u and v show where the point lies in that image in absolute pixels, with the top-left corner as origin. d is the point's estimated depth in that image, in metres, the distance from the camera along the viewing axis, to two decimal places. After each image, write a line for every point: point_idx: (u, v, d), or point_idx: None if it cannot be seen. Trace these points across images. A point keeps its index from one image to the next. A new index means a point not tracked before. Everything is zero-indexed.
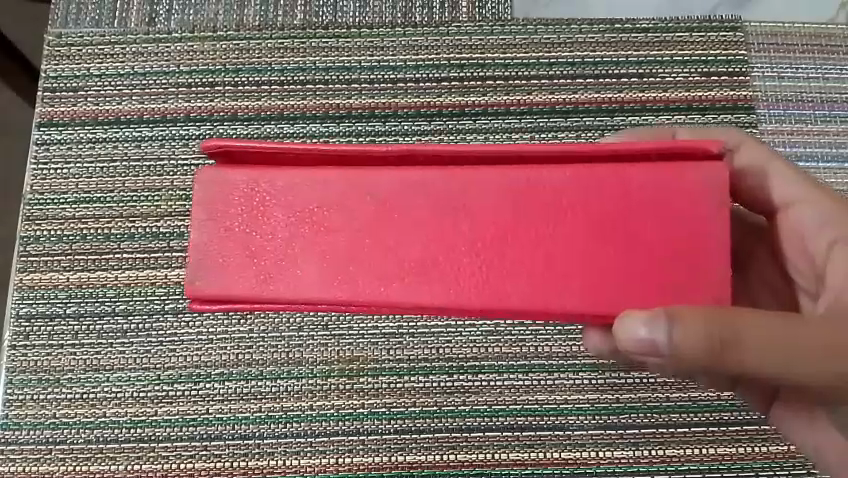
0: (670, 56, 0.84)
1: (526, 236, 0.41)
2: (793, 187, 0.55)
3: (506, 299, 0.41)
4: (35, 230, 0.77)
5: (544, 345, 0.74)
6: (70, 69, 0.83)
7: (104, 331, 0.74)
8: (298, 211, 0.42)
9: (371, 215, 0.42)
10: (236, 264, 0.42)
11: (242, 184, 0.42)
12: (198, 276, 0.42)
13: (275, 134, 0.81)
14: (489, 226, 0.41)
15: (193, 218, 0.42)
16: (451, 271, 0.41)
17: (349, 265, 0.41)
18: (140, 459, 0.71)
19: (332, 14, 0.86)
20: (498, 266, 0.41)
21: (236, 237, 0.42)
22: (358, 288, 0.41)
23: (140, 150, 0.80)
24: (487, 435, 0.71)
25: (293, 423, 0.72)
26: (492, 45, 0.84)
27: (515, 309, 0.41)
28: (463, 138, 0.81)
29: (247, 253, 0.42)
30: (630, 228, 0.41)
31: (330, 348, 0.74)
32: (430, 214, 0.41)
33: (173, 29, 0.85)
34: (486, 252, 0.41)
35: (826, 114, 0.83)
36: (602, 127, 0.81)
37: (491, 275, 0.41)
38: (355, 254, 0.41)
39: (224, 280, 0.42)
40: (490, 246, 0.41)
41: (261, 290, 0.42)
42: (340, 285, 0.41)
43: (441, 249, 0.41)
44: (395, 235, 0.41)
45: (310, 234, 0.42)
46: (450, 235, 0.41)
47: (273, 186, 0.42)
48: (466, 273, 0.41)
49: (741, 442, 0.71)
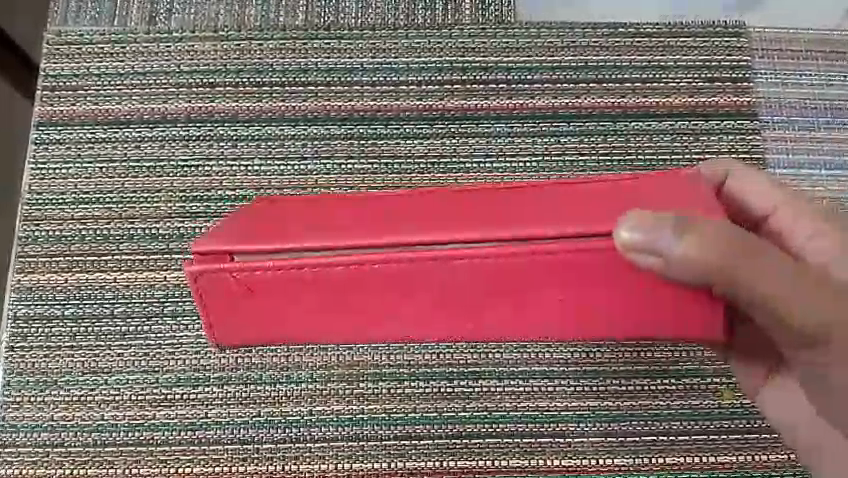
0: (674, 62, 0.83)
1: (537, 193, 0.43)
2: (772, 196, 0.57)
3: (542, 227, 0.40)
4: (34, 231, 0.77)
5: (544, 353, 0.73)
6: (69, 68, 0.82)
7: (103, 334, 0.74)
8: (326, 202, 0.44)
9: (393, 196, 0.43)
10: (251, 230, 0.41)
11: (271, 201, 0.45)
12: (229, 241, 0.41)
13: (276, 136, 0.80)
14: (503, 191, 0.43)
15: (226, 220, 0.43)
16: (481, 213, 0.41)
17: (378, 216, 0.41)
18: (138, 463, 0.70)
19: (334, 15, 0.85)
20: (507, 211, 0.41)
21: (254, 221, 0.42)
22: (366, 228, 0.40)
23: (140, 150, 0.79)
24: (487, 441, 0.71)
25: (292, 428, 0.71)
26: (495, 48, 0.84)
27: (556, 236, 0.40)
28: (465, 141, 0.80)
29: (276, 224, 0.42)
30: (639, 191, 0.42)
31: (329, 353, 0.73)
32: (452, 189, 0.44)
33: (173, 28, 0.84)
34: (506, 203, 0.42)
35: (830, 121, 0.83)
36: (605, 132, 0.81)
37: (525, 213, 0.41)
38: (374, 213, 0.42)
39: (227, 237, 0.41)
40: (508, 201, 0.42)
41: (266, 239, 0.40)
42: (372, 226, 0.41)
43: (467, 203, 0.42)
44: (419, 200, 0.43)
45: (337, 209, 0.43)
46: (474, 196, 0.42)
47: (295, 198, 0.45)
48: (497, 213, 0.41)
49: (741, 450, 0.71)
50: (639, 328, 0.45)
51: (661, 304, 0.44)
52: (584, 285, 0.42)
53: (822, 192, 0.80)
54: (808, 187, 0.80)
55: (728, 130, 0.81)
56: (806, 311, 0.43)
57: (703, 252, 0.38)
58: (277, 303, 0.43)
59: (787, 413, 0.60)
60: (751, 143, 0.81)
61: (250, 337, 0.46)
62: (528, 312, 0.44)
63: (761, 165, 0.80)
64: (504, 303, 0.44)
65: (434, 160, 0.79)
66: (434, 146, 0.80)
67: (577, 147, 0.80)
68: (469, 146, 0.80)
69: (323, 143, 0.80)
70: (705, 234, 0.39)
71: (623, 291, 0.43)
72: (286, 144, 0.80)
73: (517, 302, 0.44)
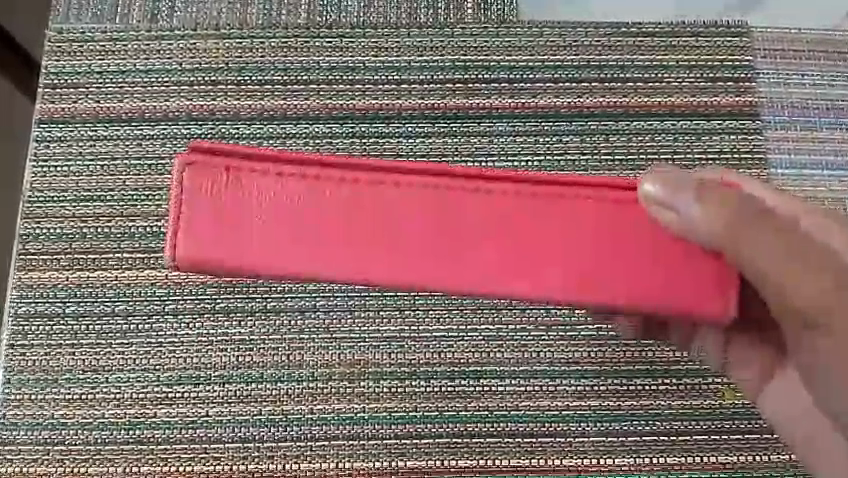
0: (675, 61, 0.83)
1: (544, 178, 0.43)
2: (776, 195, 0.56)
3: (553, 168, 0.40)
4: (34, 229, 0.76)
5: (545, 351, 0.73)
6: (71, 66, 0.82)
7: (104, 332, 0.74)
8: None
9: None
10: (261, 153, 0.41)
11: None
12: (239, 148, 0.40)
13: (277, 135, 0.80)
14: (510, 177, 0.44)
15: None
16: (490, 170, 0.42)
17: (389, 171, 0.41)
18: (139, 461, 0.70)
19: (336, 13, 0.85)
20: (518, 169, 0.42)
21: None
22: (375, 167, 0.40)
23: (141, 148, 0.79)
24: (488, 441, 0.71)
25: (293, 427, 0.71)
26: (497, 47, 0.84)
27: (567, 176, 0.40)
28: (467, 140, 0.80)
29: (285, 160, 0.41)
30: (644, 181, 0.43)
31: (330, 351, 0.73)
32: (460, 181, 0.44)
33: (175, 26, 0.84)
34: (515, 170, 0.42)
35: (831, 121, 0.83)
36: (606, 132, 0.81)
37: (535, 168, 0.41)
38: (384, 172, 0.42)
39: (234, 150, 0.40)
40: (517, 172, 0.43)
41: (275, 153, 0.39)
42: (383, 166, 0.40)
43: None
44: None
45: None
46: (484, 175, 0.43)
47: None
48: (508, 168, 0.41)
49: (742, 450, 0.71)
50: (642, 292, 0.40)
51: (668, 258, 0.40)
52: (591, 222, 0.40)
53: (823, 192, 0.80)
54: (809, 188, 0.80)
55: (730, 130, 0.81)
56: (805, 290, 0.43)
57: (717, 227, 0.40)
58: (249, 205, 0.39)
59: (784, 406, 0.60)
60: (753, 144, 0.81)
61: (191, 248, 0.40)
62: (519, 258, 0.40)
63: (762, 165, 0.80)
64: (496, 242, 0.39)
65: (436, 160, 0.79)
66: (436, 145, 0.80)
67: (579, 147, 0.80)
68: (471, 145, 0.80)
69: (324, 142, 0.80)
70: (714, 211, 0.41)
71: (630, 238, 0.40)
72: (287, 143, 0.80)
73: (510, 244, 0.39)
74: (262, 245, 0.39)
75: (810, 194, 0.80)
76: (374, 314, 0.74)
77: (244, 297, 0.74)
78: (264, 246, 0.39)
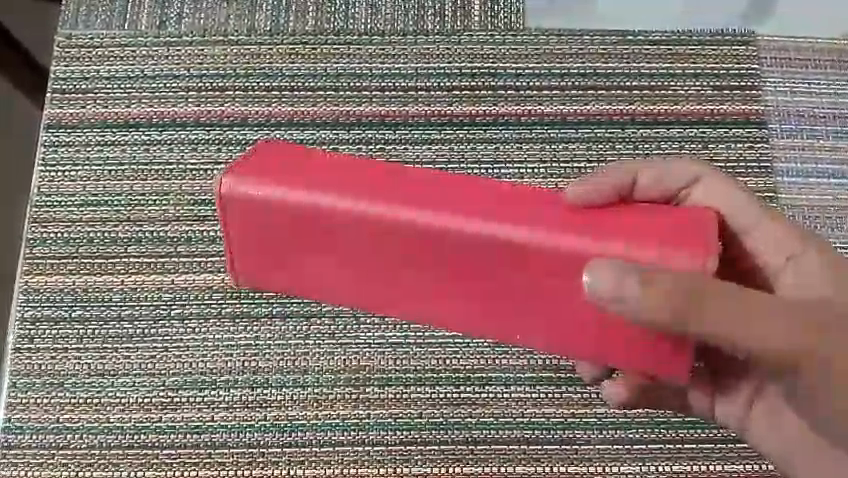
0: (682, 70, 0.84)
1: None
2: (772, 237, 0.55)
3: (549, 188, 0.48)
4: (41, 233, 0.77)
5: (550, 358, 0.73)
6: (80, 71, 0.83)
7: (109, 336, 0.74)
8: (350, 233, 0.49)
9: None
10: None
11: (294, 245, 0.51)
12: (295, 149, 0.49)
13: (284, 141, 0.81)
14: None
15: None
16: None
17: None
18: (142, 466, 0.70)
19: (343, 21, 0.86)
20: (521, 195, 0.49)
21: None
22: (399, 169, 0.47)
23: (149, 154, 0.80)
24: (493, 448, 0.71)
25: (297, 432, 0.71)
26: (503, 55, 0.84)
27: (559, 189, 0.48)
28: (473, 147, 0.80)
29: None
30: None
31: (336, 357, 0.73)
32: None
33: (183, 32, 0.85)
34: None
35: (838, 130, 0.83)
36: (612, 139, 0.81)
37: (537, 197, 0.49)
38: None
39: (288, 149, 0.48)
40: None
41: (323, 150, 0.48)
42: None
43: None
44: None
45: None
46: None
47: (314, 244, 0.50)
48: None
49: (748, 459, 0.71)
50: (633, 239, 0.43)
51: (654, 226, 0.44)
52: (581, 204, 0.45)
53: (830, 201, 0.80)
54: (816, 195, 0.80)
55: (736, 138, 0.81)
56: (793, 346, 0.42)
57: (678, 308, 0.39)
58: (297, 157, 0.46)
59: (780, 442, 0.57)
60: (760, 152, 0.81)
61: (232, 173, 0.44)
62: (526, 212, 0.44)
63: (767, 174, 0.80)
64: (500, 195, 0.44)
65: (442, 166, 0.79)
66: (443, 152, 0.80)
67: (584, 154, 0.80)
68: (477, 152, 0.80)
69: (331, 148, 0.80)
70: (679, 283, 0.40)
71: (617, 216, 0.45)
72: None
73: (516, 206, 0.44)
74: (299, 178, 0.44)
75: (817, 203, 0.79)
76: (380, 321, 0.74)
77: (250, 303, 0.75)
78: (295, 178, 0.44)
